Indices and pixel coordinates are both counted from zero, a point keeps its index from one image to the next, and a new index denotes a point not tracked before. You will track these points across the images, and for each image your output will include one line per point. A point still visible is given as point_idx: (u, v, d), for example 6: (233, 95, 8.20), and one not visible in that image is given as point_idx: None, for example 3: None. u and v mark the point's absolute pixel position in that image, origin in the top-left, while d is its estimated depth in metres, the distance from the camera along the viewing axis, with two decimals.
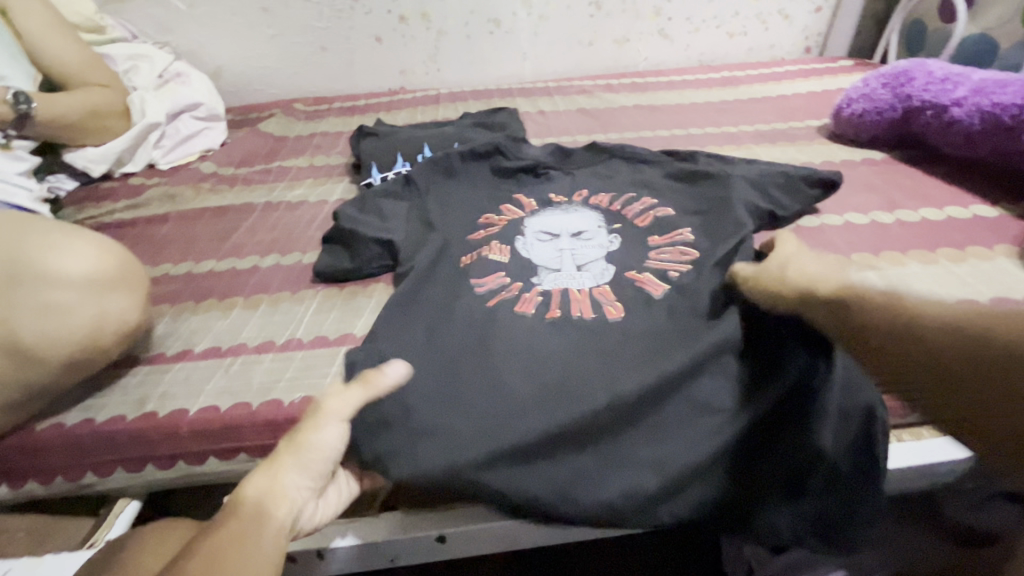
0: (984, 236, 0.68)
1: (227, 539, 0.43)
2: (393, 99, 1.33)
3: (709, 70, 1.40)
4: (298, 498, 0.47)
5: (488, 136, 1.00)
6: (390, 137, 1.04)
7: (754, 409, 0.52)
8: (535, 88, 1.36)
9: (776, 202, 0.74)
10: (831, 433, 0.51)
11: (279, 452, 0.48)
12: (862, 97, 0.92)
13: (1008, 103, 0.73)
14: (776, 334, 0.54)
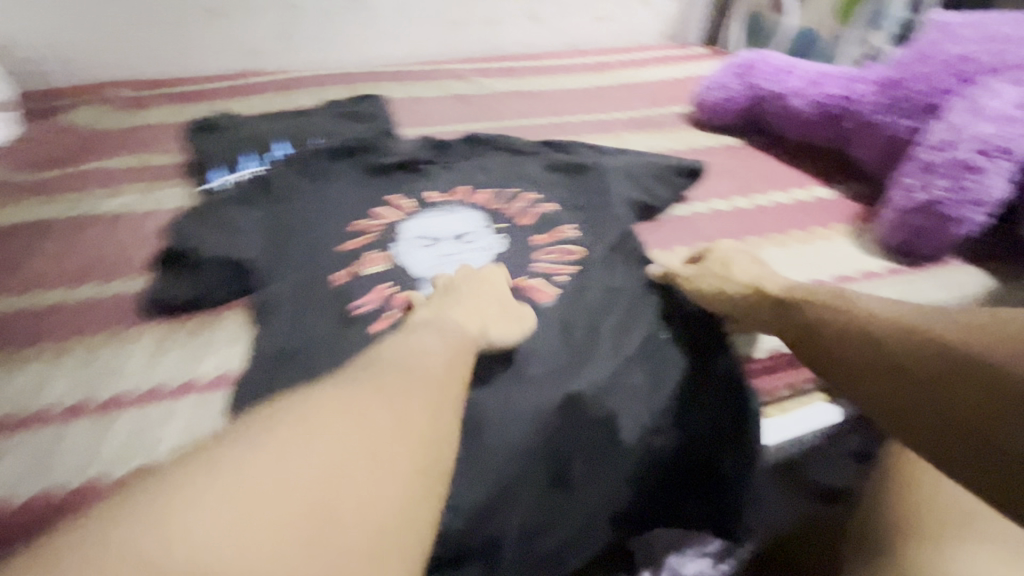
0: (826, 218, 0.76)
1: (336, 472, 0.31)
2: (239, 84, 1.16)
3: (580, 55, 1.41)
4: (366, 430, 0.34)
5: (354, 129, 0.91)
6: (237, 131, 0.90)
7: (654, 421, 0.51)
8: (406, 72, 1.27)
9: (648, 195, 0.75)
10: (717, 430, 0.53)
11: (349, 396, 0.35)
12: (716, 86, 0.98)
13: (834, 96, 0.81)
14: (665, 344, 0.54)
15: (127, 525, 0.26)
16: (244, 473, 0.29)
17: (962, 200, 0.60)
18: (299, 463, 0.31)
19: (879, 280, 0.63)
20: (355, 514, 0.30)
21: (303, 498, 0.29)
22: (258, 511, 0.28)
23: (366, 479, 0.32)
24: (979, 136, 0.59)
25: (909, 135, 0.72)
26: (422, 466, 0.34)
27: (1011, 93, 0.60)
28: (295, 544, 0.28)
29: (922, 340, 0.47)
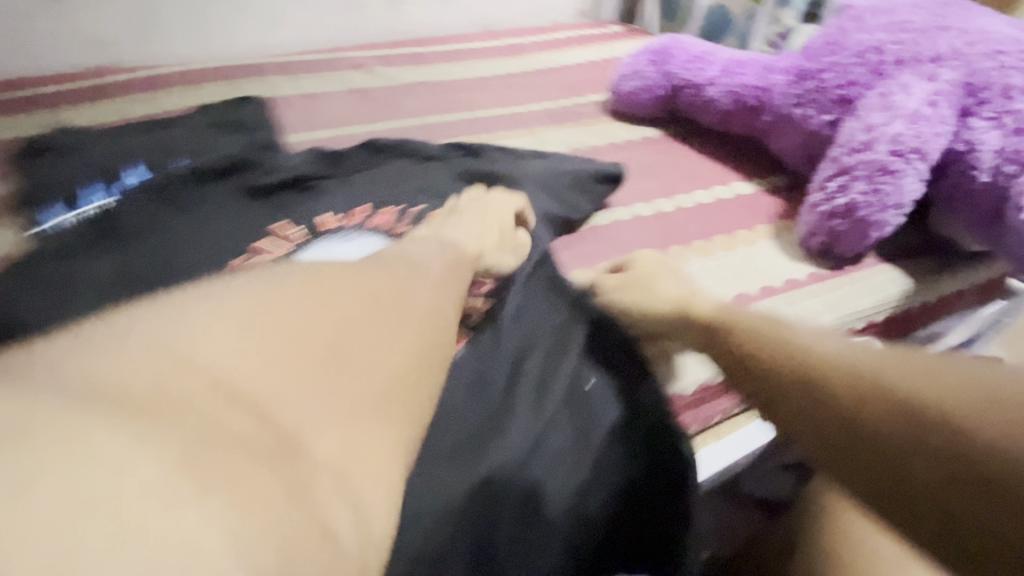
0: (750, 219, 0.73)
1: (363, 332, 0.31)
2: (88, 84, 0.97)
3: (492, 37, 1.31)
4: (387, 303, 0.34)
5: (230, 143, 0.78)
6: (79, 151, 0.74)
7: (584, 484, 0.44)
8: (296, 62, 1.12)
9: (567, 205, 0.69)
10: (665, 484, 0.46)
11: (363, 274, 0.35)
12: (632, 74, 0.92)
13: (750, 86, 0.78)
14: (587, 392, 0.48)
15: (143, 323, 0.27)
16: (260, 301, 0.30)
17: (879, 205, 0.57)
18: (313, 303, 0.31)
19: (806, 288, 0.61)
20: (361, 366, 0.30)
21: (311, 335, 0.29)
22: (269, 335, 0.28)
23: (378, 340, 0.31)
24: (894, 136, 0.57)
25: (824, 130, 0.69)
26: (431, 343, 0.34)
27: (922, 89, 0.58)
28: (301, 372, 0.27)
29: (838, 391, 0.35)
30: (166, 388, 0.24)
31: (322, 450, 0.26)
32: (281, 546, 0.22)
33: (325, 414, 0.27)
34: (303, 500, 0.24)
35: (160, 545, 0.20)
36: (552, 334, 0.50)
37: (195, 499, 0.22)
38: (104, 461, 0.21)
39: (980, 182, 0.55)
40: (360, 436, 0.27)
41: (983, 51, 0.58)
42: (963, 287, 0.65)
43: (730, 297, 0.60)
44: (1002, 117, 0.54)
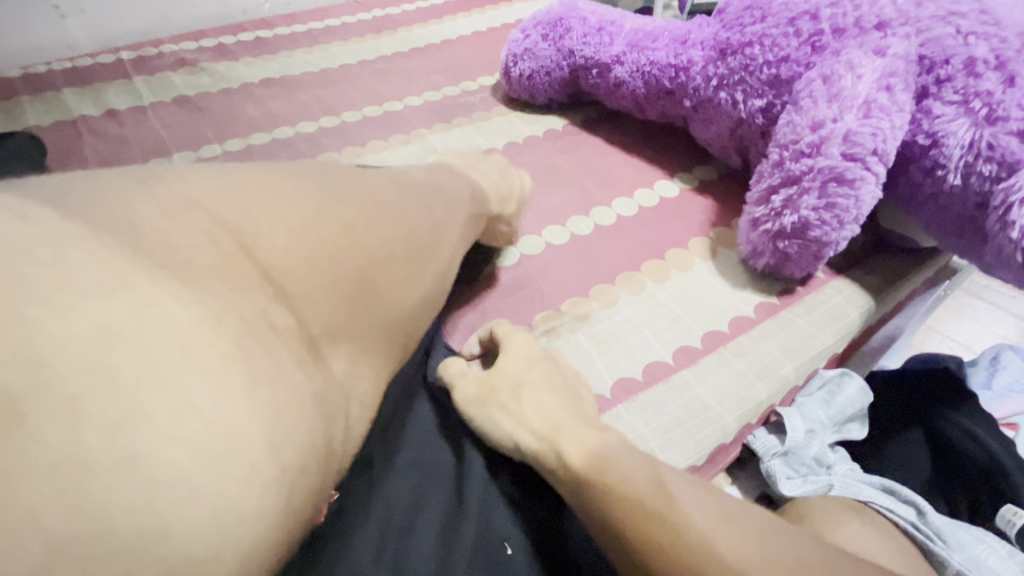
0: (683, 229, 0.60)
1: (397, 255, 0.33)
2: None
3: (359, 7, 1.07)
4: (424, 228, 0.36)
5: None
6: None
7: None
8: (97, 67, 0.86)
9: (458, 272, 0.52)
10: None
11: (404, 194, 0.36)
12: (525, 53, 0.75)
13: (664, 63, 0.64)
14: (505, 564, 0.35)
15: (191, 190, 0.27)
16: (307, 197, 0.30)
17: (836, 221, 0.47)
18: (351, 214, 0.31)
19: (755, 329, 0.50)
20: (389, 291, 0.32)
21: (345, 253, 0.30)
22: (316, 233, 0.29)
23: (399, 274, 0.33)
24: (847, 134, 0.45)
25: (757, 118, 0.57)
26: (440, 280, 0.37)
27: (873, 69, 0.46)
28: (332, 288, 0.29)
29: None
30: (223, 265, 0.25)
31: (334, 367, 0.28)
32: (299, 450, 0.23)
33: (341, 333, 0.29)
34: (318, 410, 0.25)
35: (199, 433, 0.20)
36: (447, 485, 0.38)
37: (249, 390, 0.22)
38: (177, 334, 0.21)
39: (951, 184, 0.45)
40: (364, 359, 0.30)
41: (935, 13, 0.47)
42: (914, 287, 0.58)
43: (670, 355, 0.48)
44: (970, 100, 0.43)
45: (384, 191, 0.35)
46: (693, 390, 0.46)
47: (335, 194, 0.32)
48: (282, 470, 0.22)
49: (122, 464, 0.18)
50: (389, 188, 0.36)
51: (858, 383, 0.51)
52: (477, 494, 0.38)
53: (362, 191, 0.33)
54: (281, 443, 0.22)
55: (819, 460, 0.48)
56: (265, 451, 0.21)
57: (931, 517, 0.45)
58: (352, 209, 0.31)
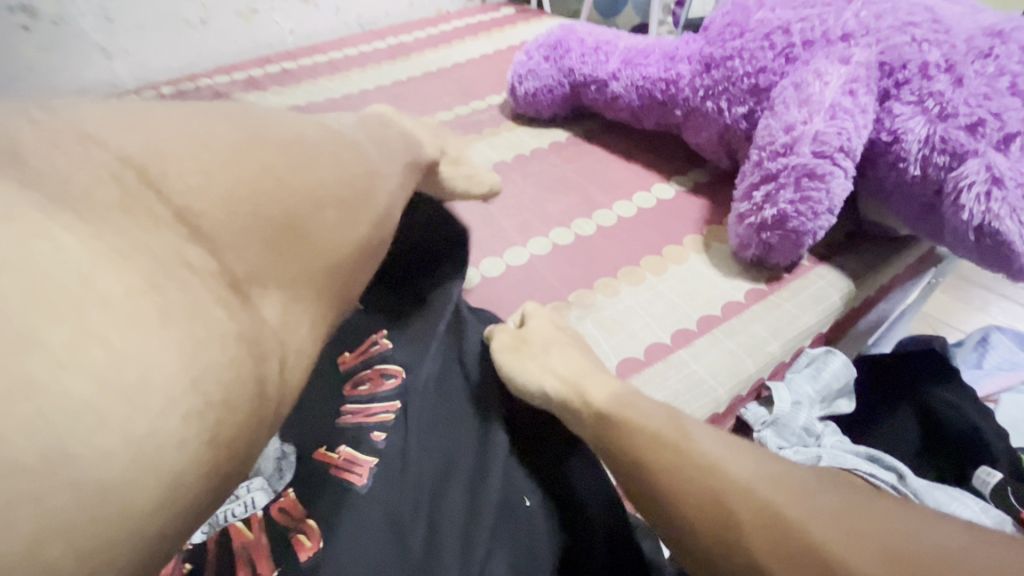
0: (677, 228, 0.65)
1: (324, 195, 0.28)
2: None
3: (372, 38, 1.16)
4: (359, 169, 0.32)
5: None
6: None
7: None
8: (141, 102, 0.96)
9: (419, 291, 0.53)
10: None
11: (336, 136, 0.32)
12: (529, 73, 0.82)
13: (655, 77, 0.70)
14: (524, 508, 0.42)
15: (93, 123, 0.24)
16: (229, 134, 0.27)
17: (811, 212, 0.52)
18: (275, 154, 0.27)
19: (745, 312, 0.55)
20: (320, 237, 0.28)
21: (268, 192, 0.26)
22: (229, 171, 0.25)
23: (332, 218, 0.29)
24: (815, 135, 0.51)
25: (740, 123, 0.63)
26: (385, 227, 0.33)
27: (838, 76, 0.52)
28: (251, 229, 0.25)
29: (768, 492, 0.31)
30: (123, 199, 0.22)
31: (264, 313, 0.25)
32: (220, 389, 0.21)
33: (266, 275, 0.26)
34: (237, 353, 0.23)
35: (104, 366, 0.18)
36: (473, 447, 0.45)
37: (159, 328, 0.20)
38: (80, 262, 0.19)
39: (911, 175, 0.50)
40: (297, 311, 0.27)
41: (893, 23, 0.52)
42: (896, 273, 0.63)
43: (669, 337, 0.54)
44: (924, 101, 0.49)
45: (306, 130, 0.31)
46: (688, 366, 0.51)
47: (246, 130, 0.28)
48: (204, 406, 0.21)
49: (15, 386, 0.16)
50: (314, 128, 0.32)
51: (842, 359, 0.56)
52: (498, 453, 0.44)
53: (279, 129, 0.29)
54: (200, 379, 0.20)
55: (807, 430, 0.53)
56: (179, 386, 0.20)
57: (910, 479, 0.50)
58: (265, 145, 0.27)
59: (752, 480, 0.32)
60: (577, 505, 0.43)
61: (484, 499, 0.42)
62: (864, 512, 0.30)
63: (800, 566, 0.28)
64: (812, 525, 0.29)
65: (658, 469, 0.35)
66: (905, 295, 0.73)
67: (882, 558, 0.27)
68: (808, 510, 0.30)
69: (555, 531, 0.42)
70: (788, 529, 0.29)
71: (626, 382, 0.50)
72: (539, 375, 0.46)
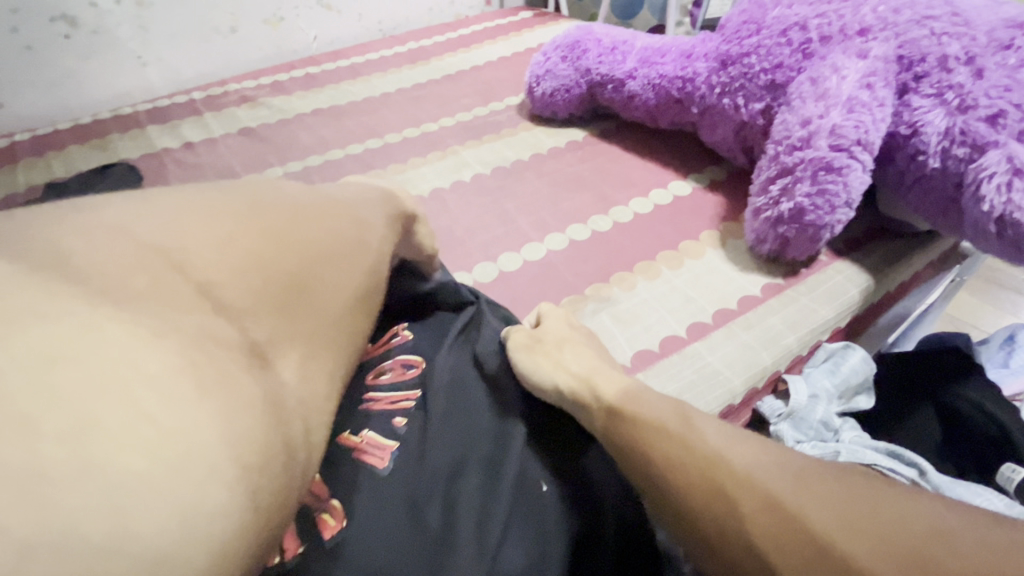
0: (693, 224, 0.66)
1: (323, 255, 0.31)
2: None
3: (393, 42, 1.19)
4: (348, 223, 0.34)
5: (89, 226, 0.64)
6: None
7: None
8: (171, 106, 0.99)
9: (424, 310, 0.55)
10: None
11: (322, 199, 0.35)
12: (547, 74, 0.83)
13: (672, 76, 0.71)
14: (538, 494, 0.43)
15: (115, 219, 0.25)
16: (233, 212, 0.29)
17: (828, 205, 0.52)
18: (273, 225, 0.29)
19: (761, 306, 0.55)
20: (325, 293, 0.30)
21: (272, 260, 0.28)
22: (241, 247, 0.27)
23: (334, 275, 0.31)
24: (833, 128, 0.51)
25: (757, 119, 0.63)
26: (381, 279, 0.35)
27: (855, 70, 0.52)
28: (268, 296, 0.27)
29: (780, 486, 0.31)
30: (155, 286, 0.23)
31: (283, 374, 0.26)
32: (257, 454, 0.22)
33: (281, 339, 0.27)
34: (271, 422, 0.23)
35: (151, 437, 0.19)
36: (489, 435, 0.46)
37: (199, 403, 0.21)
38: (125, 352, 0.20)
39: (931, 167, 0.50)
40: (314, 362, 0.28)
41: (912, 17, 0.52)
42: (917, 269, 0.62)
43: (685, 331, 0.54)
44: (944, 93, 0.48)
45: (293, 198, 0.33)
46: (703, 358, 0.51)
47: (242, 207, 0.29)
48: (243, 472, 0.21)
49: (78, 471, 0.17)
50: (299, 194, 0.34)
51: (862, 354, 0.55)
52: (513, 443, 0.45)
53: (267, 199, 0.31)
54: (240, 447, 0.21)
55: (826, 423, 0.52)
56: (221, 457, 0.20)
57: (932, 475, 0.49)
58: (260, 219, 0.29)
59: (753, 470, 0.33)
60: (588, 496, 0.44)
61: (501, 484, 0.43)
62: (863, 499, 0.30)
63: (797, 548, 0.29)
64: (808, 510, 0.30)
65: (660, 463, 0.35)
66: (926, 293, 0.72)
67: (877, 543, 0.28)
68: (806, 496, 0.30)
69: (569, 518, 0.42)
70: (786, 515, 0.30)
71: (640, 373, 0.50)
72: (554, 363, 0.46)
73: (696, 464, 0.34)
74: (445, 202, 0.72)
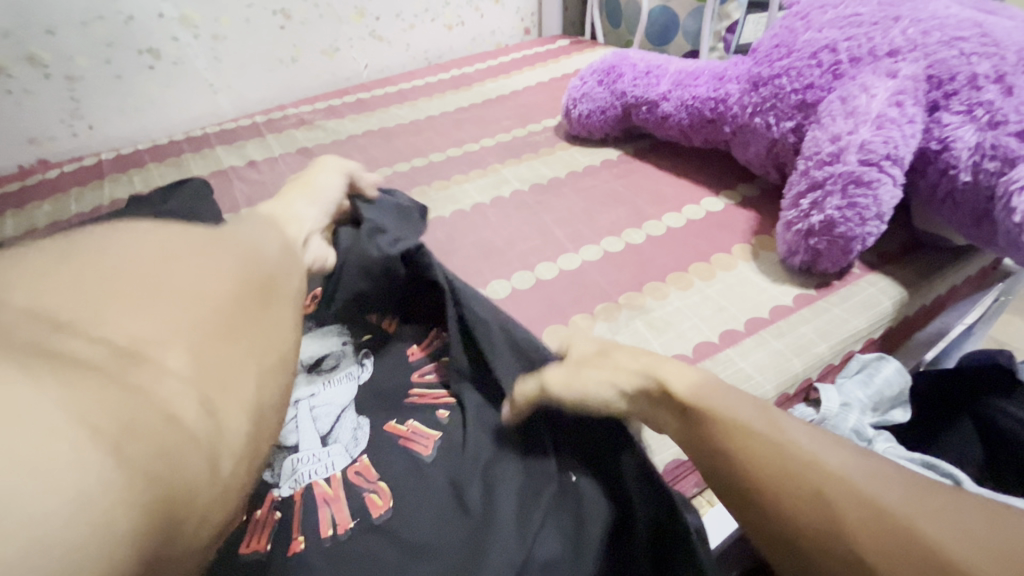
0: (725, 236, 0.68)
1: (187, 263, 0.33)
2: (33, 186, 0.95)
3: (438, 70, 1.27)
4: (211, 240, 0.37)
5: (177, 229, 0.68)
6: None
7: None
8: (237, 128, 1.09)
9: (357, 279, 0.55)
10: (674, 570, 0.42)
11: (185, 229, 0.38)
12: (583, 97, 0.87)
13: (705, 97, 0.74)
14: (570, 484, 0.45)
15: None
16: (96, 257, 0.31)
17: (858, 217, 0.54)
18: (135, 252, 0.32)
19: (793, 315, 0.57)
20: (198, 292, 0.32)
21: (131, 276, 0.30)
22: (95, 276, 0.29)
23: (199, 276, 0.33)
24: (862, 144, 0.53)
25: (789, 137, 0.66)
26: (268, 283, 0.38)
27: (884, 89, 0.54)
28: (126, 304, 0.29)
29: (848, 473, 0.31)
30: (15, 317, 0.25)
31: (165, 364, 0.28)
32: (125, 428, 0.24)
33: (155, 339, 0.28)
34: (142, 398, 0.26)
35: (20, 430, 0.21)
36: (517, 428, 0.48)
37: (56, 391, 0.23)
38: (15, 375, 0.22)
39: (963, 181, 0.51)
40: (204, 354, 0.30)
41: (941, 39, 0.54)
42: (955, 282, 0.62)
43: (716, 337, 0.56)
44: (974, 110, 0.50)
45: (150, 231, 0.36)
46: (735, 363, 0.53)
47: (91, 247, 0.32)
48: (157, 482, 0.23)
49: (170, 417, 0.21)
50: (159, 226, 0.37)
51: (895, 365, 0.56)
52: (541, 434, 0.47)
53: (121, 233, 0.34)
54: (103, 420, 0.23)
55: (858, 432, 0.53)
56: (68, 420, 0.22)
57: (967, 485, 0.49)
58: (116, 247, 0.32)
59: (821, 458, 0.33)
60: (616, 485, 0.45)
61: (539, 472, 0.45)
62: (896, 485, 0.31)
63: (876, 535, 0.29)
64: (892, 501, 0.29)
65: (731, 446, 0.35)
66: (968, 309, 0.71)
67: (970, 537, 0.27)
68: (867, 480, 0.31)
69: (598, 505, 0.44)
70: (869, 503, 0.30)
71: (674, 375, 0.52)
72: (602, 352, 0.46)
73: (760, 453, 0.34)
74: (485, 215, 0.76)
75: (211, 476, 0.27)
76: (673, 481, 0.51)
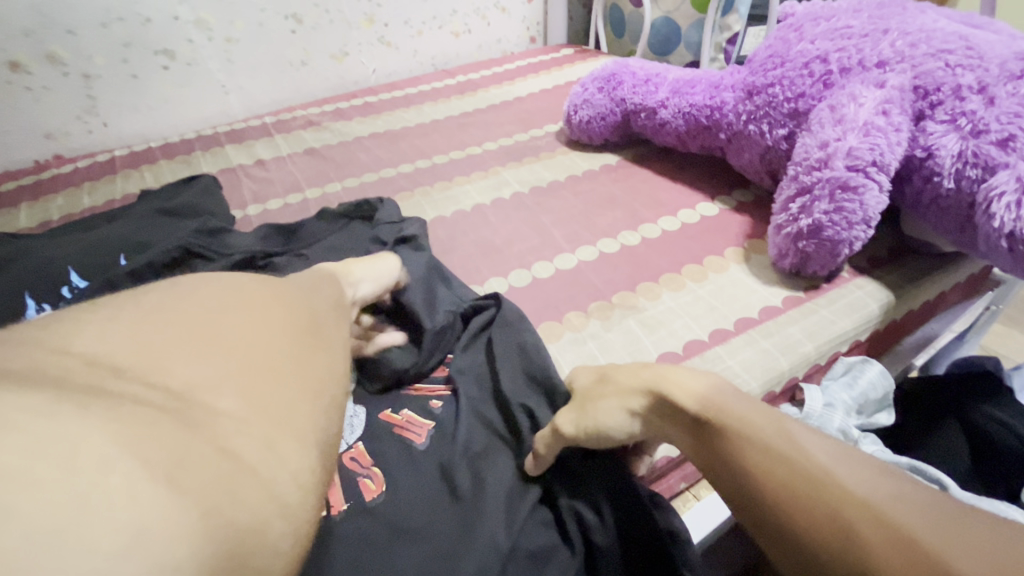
0: (720, 240, 0.70)
1: (248, 310, 0.32)
2: (47, 180, 0.97)
3: (443, 75, 1.30)
4: (272, 288, 0.36)
5: (187, 220, 0.70)
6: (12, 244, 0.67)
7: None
8: (247, 128, 1.12)
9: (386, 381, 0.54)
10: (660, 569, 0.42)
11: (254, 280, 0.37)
12: (584, 103, 0.89)
13: (702, 104, 0.76)
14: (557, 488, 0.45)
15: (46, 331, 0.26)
16: (154, 308, 0.29)
17: (846, 221, 0.55)
18: (198, 299, 0.31)
19: (782, 316, 0.58)
20: (255, 340, 0.30)
21: (190, 321, 0.29)
22: (153, 325, 0.28)
23: (252, 323, 0.31)
24: (850, 150, 0.55)
25: (781, 144, 0.67)
26: (327, 333, 0.36)
27: (873, 98, 0.56)
28: (181, 353, 0.27)
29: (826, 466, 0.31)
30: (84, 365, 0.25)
31: (219, 409, 0.26)
32: (170, 458, 0.23)
33: (210, 386, 0.26)
34: (196, 432, 0.24)
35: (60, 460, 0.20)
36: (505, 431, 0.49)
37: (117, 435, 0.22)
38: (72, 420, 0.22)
39: (946, 188, 0.52)
40: (260, 398, 0.28)
41: (928, 51, 0.56)
42: (943, 289, 0.64)
43: (706, 336, 0.57)
44: (957, 119, 0.52)
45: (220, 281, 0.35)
46: (723, 361, 0.54)
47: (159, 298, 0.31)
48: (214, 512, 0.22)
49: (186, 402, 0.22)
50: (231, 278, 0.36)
51: (879, 369, 0.57)
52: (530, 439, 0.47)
53: (192, 285, 0.33)
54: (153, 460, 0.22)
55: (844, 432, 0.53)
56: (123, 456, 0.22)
57: (954, 490, 0.50)
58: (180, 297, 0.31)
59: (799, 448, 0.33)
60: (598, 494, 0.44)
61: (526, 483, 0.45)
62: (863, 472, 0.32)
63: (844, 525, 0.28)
64: (857, 487, 0.29)
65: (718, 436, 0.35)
66: (956, 318, 0.72)
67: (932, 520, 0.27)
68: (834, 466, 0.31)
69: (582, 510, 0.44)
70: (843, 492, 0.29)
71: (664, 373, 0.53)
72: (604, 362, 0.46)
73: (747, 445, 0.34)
74: (485, 215, 0.78)
75: (267, 501, 0.24)
76: (661, 475, 0.53)
